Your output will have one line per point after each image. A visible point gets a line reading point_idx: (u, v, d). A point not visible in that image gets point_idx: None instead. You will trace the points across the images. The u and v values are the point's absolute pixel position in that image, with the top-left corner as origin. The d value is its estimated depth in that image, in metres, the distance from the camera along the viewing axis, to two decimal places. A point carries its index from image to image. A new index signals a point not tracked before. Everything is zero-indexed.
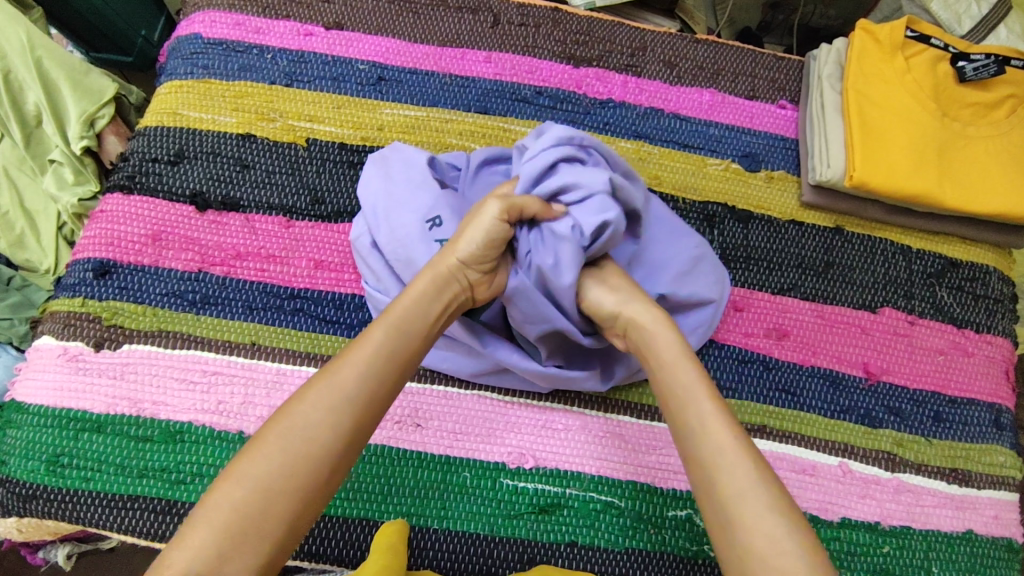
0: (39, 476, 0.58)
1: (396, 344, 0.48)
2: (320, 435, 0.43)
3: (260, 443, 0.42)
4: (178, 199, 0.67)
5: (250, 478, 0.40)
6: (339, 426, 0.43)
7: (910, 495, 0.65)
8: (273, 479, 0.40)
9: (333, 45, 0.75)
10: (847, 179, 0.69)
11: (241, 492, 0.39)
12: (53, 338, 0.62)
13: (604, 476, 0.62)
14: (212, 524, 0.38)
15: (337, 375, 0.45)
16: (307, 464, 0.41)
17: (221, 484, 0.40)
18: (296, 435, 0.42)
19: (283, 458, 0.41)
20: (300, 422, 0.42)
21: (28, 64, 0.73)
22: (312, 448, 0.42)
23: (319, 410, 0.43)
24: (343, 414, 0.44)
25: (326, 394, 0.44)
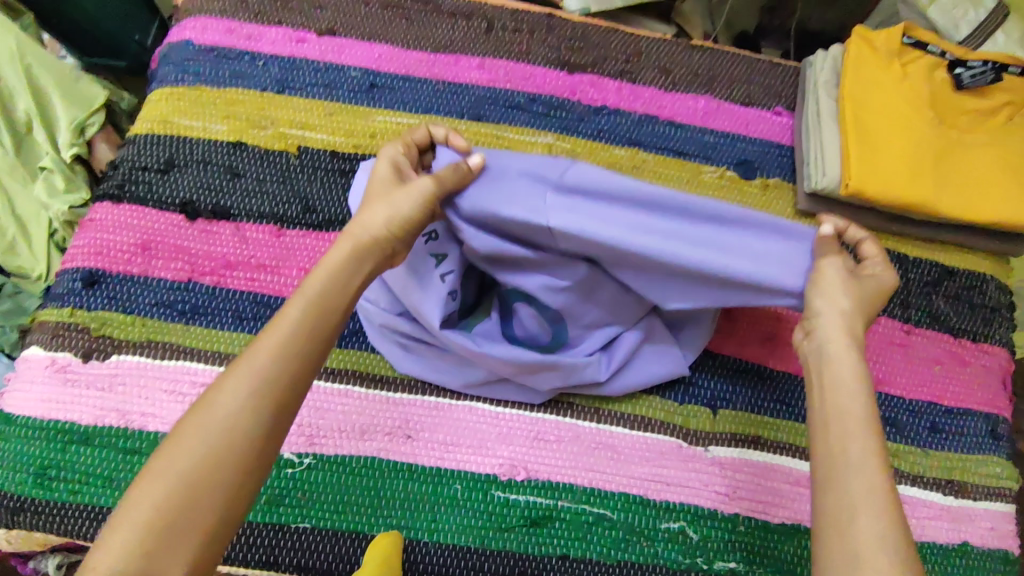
0: (28, 488, 0.58)
1: (312, 320, 0.47)
2: (240, 420, 0.42)
3: (179, 436, 0.41)
4: (168, 208, 0.66)
5: (170, 471, 0.40)
6: (260, 409, 0.43)
7: (905, 507, 0.65)
8: (195, 467, 0.40)
9: (326, 51, 0.74)
10: (842, 187, 0.69)
11: (159, 486, 0.39)
12: (41, 349, 0.61)
13: (597, 488, 0.62)
14: (136, 522, 0.38)
15: (251, 359, 0.44)
16: (226, 449, 0.41)
17: (142, 479, 0.40)
18: (215, 424, 0.42)
19: (201, 445, 0.41)
20: (217, 408, 0.42)
21: (18, 73, 0.74)
22: (230, 433, 0.42)
23: (236, 396, 0.42)
24: (261, 395, 0.43)
25: (240, 377, 0.43)
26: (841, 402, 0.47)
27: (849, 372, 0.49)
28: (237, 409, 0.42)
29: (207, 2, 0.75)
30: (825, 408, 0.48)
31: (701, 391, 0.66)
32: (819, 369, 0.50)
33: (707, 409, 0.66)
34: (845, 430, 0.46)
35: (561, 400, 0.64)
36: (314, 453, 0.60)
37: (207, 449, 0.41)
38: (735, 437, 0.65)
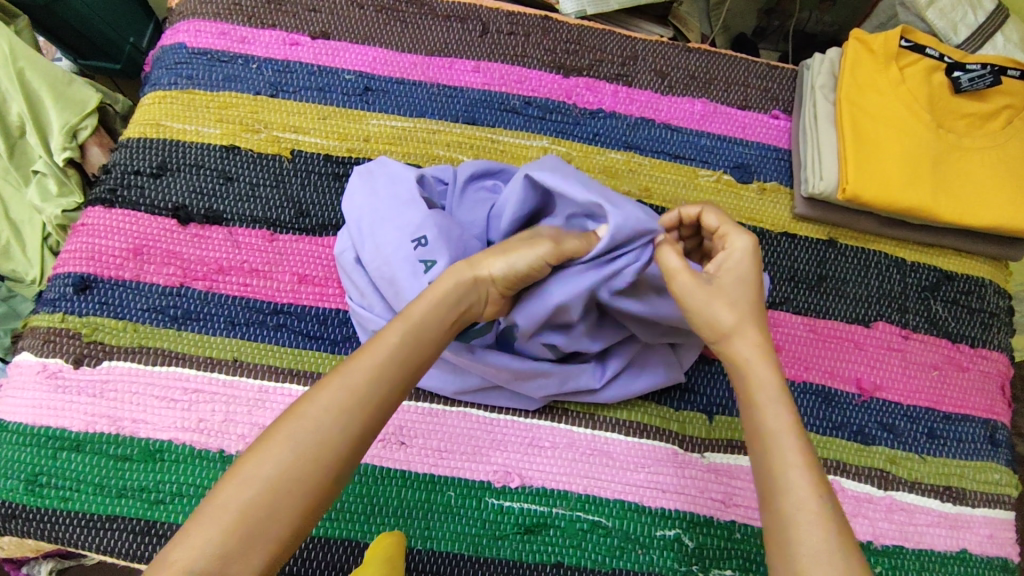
0: (18, 495, 0.57)
1: (412, 347, 0.46)
2: (328, 436, 0.41)
3: (268, 442, 0.41)
4: (161, 212, 0.66)
5: (255, 478, 0.39)
6: (347, 428, 0.42)
7: (903, 513, 0.64)
8: (282, 477, 0.40)
9: (320, 54, 0.74)
10: (839, 191, 0.68)
11: (246, 490, 0.39)
12: (33, 354, 0.61)
13: (592, 495, 0.61)
14: (218, 524, 0.38)
15: (351, 373, 0.43)
16: (312, 467, 0.40)
17: (227, 482, 0.39)
18: (304, 436, 0.41)
19: (290, 457, 0.40)
20: (311, 419, 0.41)
21: (10, 75, 0.73)
22: (319, 450, 0.41)
23: (328, 411, 0.42)
24: (354, 415, 0.42)
25: (334, 390, 0.43)
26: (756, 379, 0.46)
27: (748, 349, 0.47)
28: (330, 425, 0.41)
29: (200, 4, 0.75)
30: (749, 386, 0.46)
31: (698, 397, 0.66)
32: (725, 345, 0.48)
33: (703, 416, 0.65)
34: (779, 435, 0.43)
35: (556, 406, 0.64)
36: None
37: (294, 461, 0.40)
38: (731, 444, 0.65)
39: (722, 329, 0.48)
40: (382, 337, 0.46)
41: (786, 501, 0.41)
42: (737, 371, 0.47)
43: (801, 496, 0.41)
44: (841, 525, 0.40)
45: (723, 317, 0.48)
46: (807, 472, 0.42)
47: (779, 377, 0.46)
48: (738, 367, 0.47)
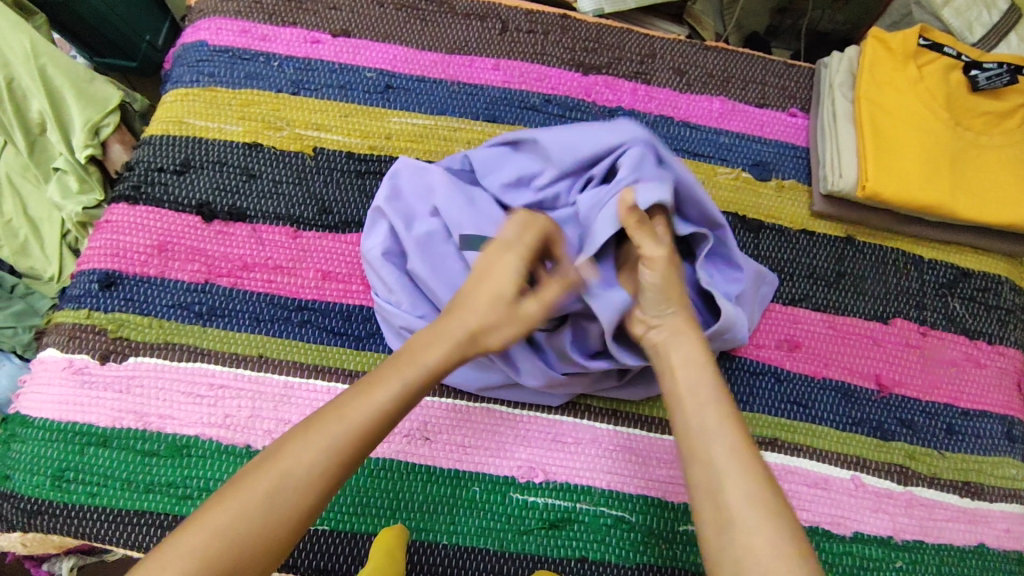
0: (45, 490, 0.58)
1: (399, 406, 0.48)
2: (302, 493, 0.43)
3: (238, 491, 0.42)
4: (184, 209, 0.66)
5: (222, 527, 0.41)
6: (321, 480, 0.44)
7: (922, 509, 0.65)
8: (251, 531, 0.41)
9: (341, 52, 0.74)
10: (859, 189, 0.69)
11: (213, 542, 0.40)
12: (58, 350, 0.61)
13: (616, 490, 0.61)
14: (179, 571, 0.39)
15: (333, 435, 0.45)
16: (280, 520, 0.42)
17: (192, 527, 0.41)
18: (279, 492, 0.42)
19: (262, 512, 0.42)
20: (291, 477, 0.43)
21: (32, 71, 0.73)
22: (288, 511, 0.42)
23: (306, 470, 0.43)
24: (328, 474, 0.44)
25: (315, 443, 0.44)
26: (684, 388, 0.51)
27: (681, 354, 0.52)
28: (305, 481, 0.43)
29: (221, 3, 0.75)
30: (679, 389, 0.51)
31: None
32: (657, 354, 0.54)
33: None
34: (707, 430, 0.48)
35: (579, 402, 0.64)
36: None
37: (262, 518, 0.42)
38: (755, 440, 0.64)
39: (661, 337, 0.54)
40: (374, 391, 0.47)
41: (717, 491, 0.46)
42: (672, 376, 0.52)
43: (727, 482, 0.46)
44: (779, 516, 0.44)
45: (665, 335, 0.54)
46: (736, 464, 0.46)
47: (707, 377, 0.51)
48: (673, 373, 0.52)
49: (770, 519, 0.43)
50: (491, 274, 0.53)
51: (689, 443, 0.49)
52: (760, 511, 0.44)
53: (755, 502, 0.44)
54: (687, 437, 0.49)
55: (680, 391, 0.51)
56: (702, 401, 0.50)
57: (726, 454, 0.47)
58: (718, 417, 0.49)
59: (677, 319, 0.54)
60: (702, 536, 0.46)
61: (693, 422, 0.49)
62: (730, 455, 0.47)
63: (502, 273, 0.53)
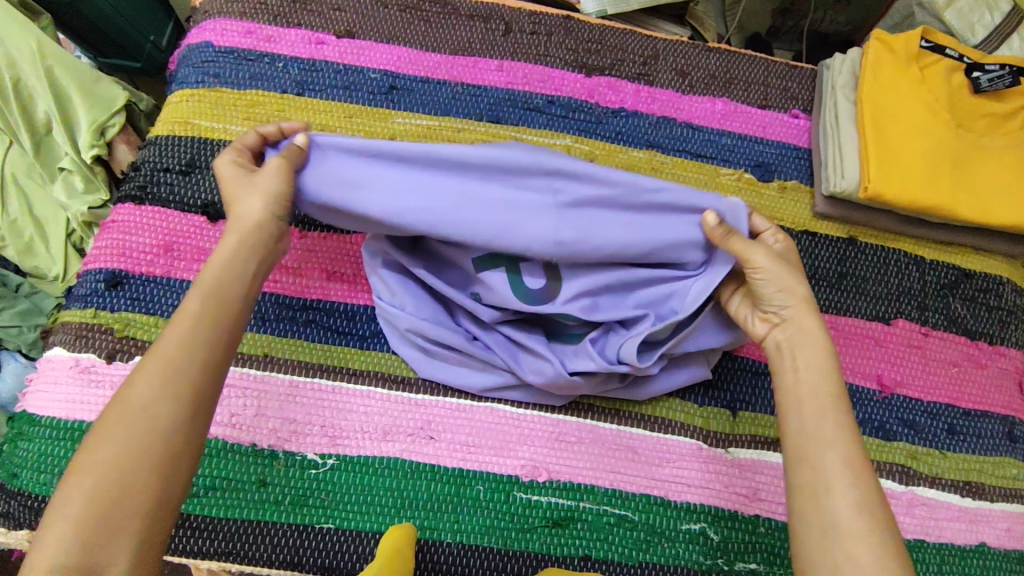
0: (52, 488, 0.58)
1: (211, 310, 0.45)
2: (155, 404, 0.40)
3: (97, 434, 0.40)
4: (190, 209, 0.67)
5: (95, 464, 0.38)
6: (171, 382, 0.41)
7: (924, 508, 0.65)
8: (120, 455, 0.39)
9: (345, 53, 0.74)
10: (861, 190, 0.69)
11: (89, 482, 0.38)
12: (65, 350, 0.62)
13: (618, 489, 0.62)
14: (70, 519, 0.37)
15: (163, 348, 0.42)
16: (149, 432, 0.40)
17: (69, 478, 0.38)
18: (133, 416, 0.40)
19: (123, 435, 0.39)
20: (130, 400, 0.40)
21: (38, 72, 0.73)
22: (154, 431, 0.40)
23: (147, 386, 0.41)
24: (172, 381, 0.41)
25: (152, 365, 0.42)
26: (802, 391, 0.49)
27: (807, 356, 0.51)
28: (150, 397, 0.40)
29: (226, 3, 0.75)
30: (797, 390, 0.50)
31: (722, 393, 0.67)
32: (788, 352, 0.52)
33: (727, 411, 0.66)
34: (824, 432, 0.46)
35: (582, 402, 0.65)
36: (336, 454, 0.60)
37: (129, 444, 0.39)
38: (755, 439, 0.66)
39: (790, 335, 0.53)
40: (184, 311, 0.45)
41: (825, 491, 0.44)
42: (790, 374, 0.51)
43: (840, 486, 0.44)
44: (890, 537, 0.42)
45: (792, 331, 0.53)
46: (853, 471, 0.44)
47: (833, 382, 0.49)
48: (796, 370, 0.51)
49: (880, 533, 0.42)
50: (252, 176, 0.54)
51: (801, 440, 0.47)
52: (869, 523, 0.42)
53: (863, 511, 0.43)
54: (800, 436, 0.47)
55: (800, 389, 0.49)
56: (821, 404, 0.48)
57: (839, 463, 0.45)
58: (841, 425, 0.47)
59: (809, 321, 0.52)
60: (797, 523, 0.45)
61: (807, 426, 0.47)
62: (845, 460, 0.45)
63: (233, 177, 0.54)
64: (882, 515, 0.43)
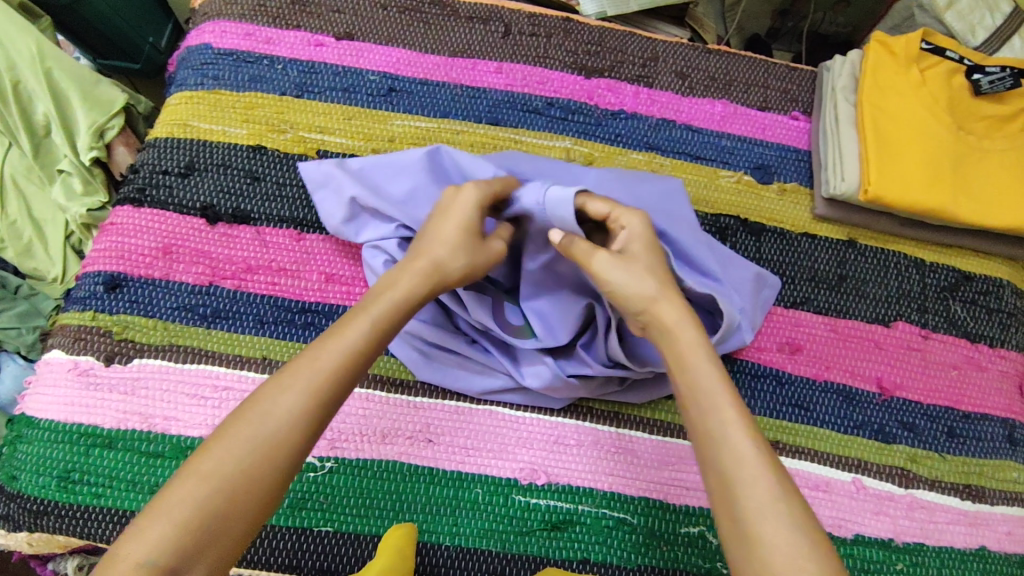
0: (51, 491, 0.58)
1: (371, 344, 0.46)
2: (290, 430, 0.41)
3: (223, 439, 0.40)
4: (189, 211, 0.66)
5: (217, 475, 0.39)
6: (307, 410, 0.42)
7: (924, 511, 0.65)
8: (242, 473, 0.39)
9: (344, 55, 0.74)
10: (861, 192, 0.69)
11: (208, 487, 0.38)
12: (63, 352, 0.62)
13: (617, 492, 0.62)
14: (175, 523, 0.37)
15: (313, 373, 0.43)
16: (274, 453, 0.40)
17: (184, 479, 0.39)
18: (263, 435, 0.40)
19: (249, 451, 0.40)
20: (272, 416, 0.41)
21: (38, 75, 0.73)
22: (278, 449, 0.40)
23: (289, 412, 0.41)
24: (312, 412, 0.42)
25: (294, 385, 0.42)
26: (701, 389, 0.46)
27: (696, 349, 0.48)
28: (289, 423, 0.41)
29: (225, 5, 0.75)
30: (690, 390, 0.46)
31: None
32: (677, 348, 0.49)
33: None
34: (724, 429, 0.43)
35: (580, 405, 0.65)
36: (334, 457, 0.60)
37: (252, 456, 0.40)
38: None
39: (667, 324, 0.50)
40: (344, 334, 0.46)
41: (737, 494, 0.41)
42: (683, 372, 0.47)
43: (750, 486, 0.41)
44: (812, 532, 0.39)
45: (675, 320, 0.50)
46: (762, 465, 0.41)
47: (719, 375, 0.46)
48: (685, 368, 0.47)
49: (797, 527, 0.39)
50: (449, 206, 0.55)
51: (706, 443, 0.44)
52: (781, 519, 0.39)
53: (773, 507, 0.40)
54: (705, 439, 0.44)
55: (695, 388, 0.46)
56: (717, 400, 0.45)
57: (745, 460, 0.42)
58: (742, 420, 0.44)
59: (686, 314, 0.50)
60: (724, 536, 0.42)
61: (707, 422, 0.44)
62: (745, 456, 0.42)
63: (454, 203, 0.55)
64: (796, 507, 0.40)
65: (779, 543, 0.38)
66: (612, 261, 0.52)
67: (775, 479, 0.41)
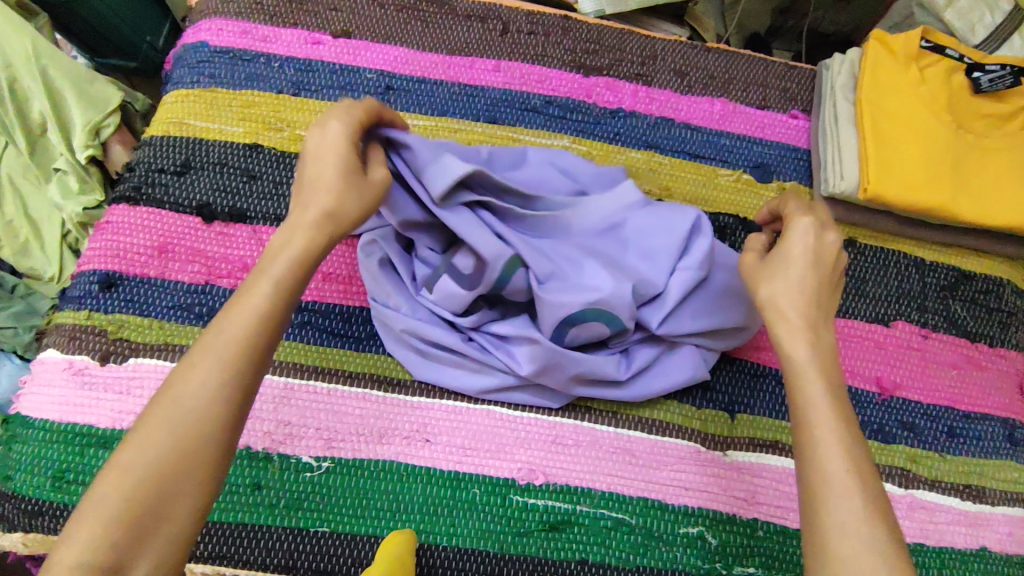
0: (45, 491, 0.58)
1: (276, 302, 0.43)
2: (203, 404, 0.40)
3: (140, 429, 0.39)
4: (185, 210, 0.66)
5: (134, 464, 0.38)
6: (219, 383, 0.40)
7: (924, 512, 0.64)
8: (162, 456, 0.38)
9: (342, 53, 0.74)
10: (860, 191, 0.69)
11: (126, 479, 0.37)
12: (58, 351, 0.61)
13: (616, 492, 0.61)
14: (103, 519, 0.36)
15: (220, 345, 0.41)
16: (190, 430, 0.39)
17: (106, 475, 0.38)
18: (181, 415, 0.39)
19: (167, 435, 0.39)
20: (184, 396, 0.40)
21: (33, 73, 0.73)
22: (196, 425, 0.39)
23: (202, 388, 0.40)
24: (227, 379, 0.40)
25: (202, 361, 0.41)
26: (811, 386, 0.44)
27: (803, 339, 0.45)
28: (202, 398, 0.40)
29: (222, 3, 0.75)
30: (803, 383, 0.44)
31: (720, 395, 0.66)
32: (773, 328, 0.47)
33: (725, 413, 0.66)
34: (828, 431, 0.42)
35: (579, 404, 0.64)
36: (331, 457, 0.60)
37: (165, 437, 0.38)
38: (753, 442, 0.65)
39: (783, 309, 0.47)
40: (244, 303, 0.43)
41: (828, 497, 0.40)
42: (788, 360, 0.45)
43: (844, 497, 0.40)
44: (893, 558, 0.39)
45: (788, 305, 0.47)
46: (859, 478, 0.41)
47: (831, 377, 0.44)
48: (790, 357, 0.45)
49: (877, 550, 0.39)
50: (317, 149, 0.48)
51: (806, 438, 0.43)
52: (865, 537, 0.39)
53: (862, 521, 0.39)
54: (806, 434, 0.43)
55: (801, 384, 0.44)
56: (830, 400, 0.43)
57: (844, 471, 0.41)
58: (844, 431, 0.42)
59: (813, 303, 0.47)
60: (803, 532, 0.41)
61: (813, 420, 0.43)
62: (847, 465, 0.41)
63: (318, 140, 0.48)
64: (885, 526, 0.40)
65: (855, 565, 0.38)
66: (809, 230, 0.48)
67: (864, 494, 0.40)
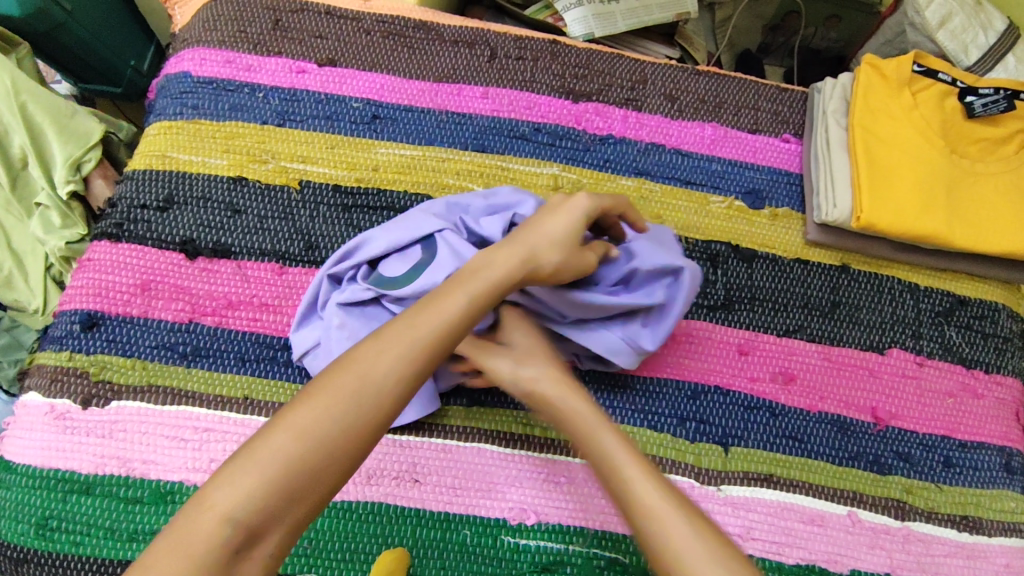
0: (28, 539, 0.56)
1: (468, 315, 0.48)
2: (380, 392, 0.43)
3: (320, 391, 0.43)
4: (167, 246, 0.65)
5: (309, 428, 0.41)
6: (400, 377, 0.44)
7: (920, 544, 0.63)
8: (336, 427, 0.41)
9: (327, 82, 0.73)
10: (853, 219, 0.68)
11: (300, 441, 0.40)
12: (40, 395, 0.60)
13: (608, 531, 0.60)
14: (270, 467, 0.39)
15: (412, 337, 0.45)
16: (363, 409, 0.42)
17: (280, 427, 0.41)
18: (361, 394, 0.43)
19: (346, 410, 0.42)
20: (366, 376, 0.43)
21: (12, 108, 0.72)
22: (375, 403, 0.43)
23: (386, 371, 0.44)
24: (408, 372, 0.44)
25: (393, 347, 0.45)
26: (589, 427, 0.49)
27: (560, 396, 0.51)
28: (387, 383, 0.43)
29: (205, 32, 0.74)
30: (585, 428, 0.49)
31: (714, 427, 0.65)
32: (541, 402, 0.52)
33: (719, 447, 0.64)
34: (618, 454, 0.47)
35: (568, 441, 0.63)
36: None
37: (299, 453, 0.40)
38: (747, 476, 0.63)
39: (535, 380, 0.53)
40: (441, 306, 0.48)
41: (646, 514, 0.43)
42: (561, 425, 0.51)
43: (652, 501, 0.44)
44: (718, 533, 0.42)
45: (539, 372, 0.53)
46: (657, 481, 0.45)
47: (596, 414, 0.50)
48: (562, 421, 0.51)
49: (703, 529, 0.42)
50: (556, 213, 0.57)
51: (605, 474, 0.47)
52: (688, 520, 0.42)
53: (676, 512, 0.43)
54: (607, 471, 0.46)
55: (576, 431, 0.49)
56: (595, 430, 0.49)
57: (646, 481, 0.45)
58: (626, 448, 0.47)
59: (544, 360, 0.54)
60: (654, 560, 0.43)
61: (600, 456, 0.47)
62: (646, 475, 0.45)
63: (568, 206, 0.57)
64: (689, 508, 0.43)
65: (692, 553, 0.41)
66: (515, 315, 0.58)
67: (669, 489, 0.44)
